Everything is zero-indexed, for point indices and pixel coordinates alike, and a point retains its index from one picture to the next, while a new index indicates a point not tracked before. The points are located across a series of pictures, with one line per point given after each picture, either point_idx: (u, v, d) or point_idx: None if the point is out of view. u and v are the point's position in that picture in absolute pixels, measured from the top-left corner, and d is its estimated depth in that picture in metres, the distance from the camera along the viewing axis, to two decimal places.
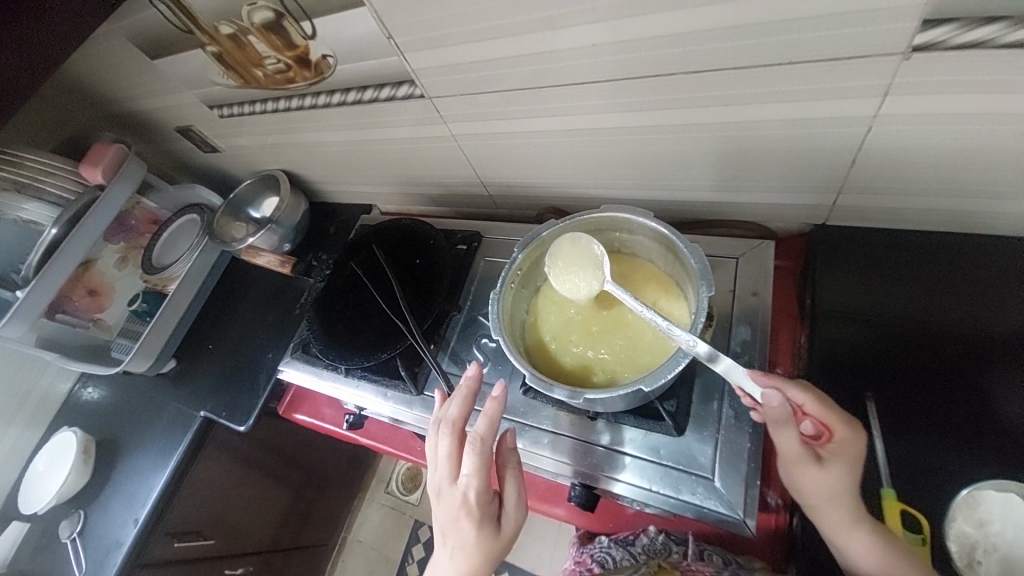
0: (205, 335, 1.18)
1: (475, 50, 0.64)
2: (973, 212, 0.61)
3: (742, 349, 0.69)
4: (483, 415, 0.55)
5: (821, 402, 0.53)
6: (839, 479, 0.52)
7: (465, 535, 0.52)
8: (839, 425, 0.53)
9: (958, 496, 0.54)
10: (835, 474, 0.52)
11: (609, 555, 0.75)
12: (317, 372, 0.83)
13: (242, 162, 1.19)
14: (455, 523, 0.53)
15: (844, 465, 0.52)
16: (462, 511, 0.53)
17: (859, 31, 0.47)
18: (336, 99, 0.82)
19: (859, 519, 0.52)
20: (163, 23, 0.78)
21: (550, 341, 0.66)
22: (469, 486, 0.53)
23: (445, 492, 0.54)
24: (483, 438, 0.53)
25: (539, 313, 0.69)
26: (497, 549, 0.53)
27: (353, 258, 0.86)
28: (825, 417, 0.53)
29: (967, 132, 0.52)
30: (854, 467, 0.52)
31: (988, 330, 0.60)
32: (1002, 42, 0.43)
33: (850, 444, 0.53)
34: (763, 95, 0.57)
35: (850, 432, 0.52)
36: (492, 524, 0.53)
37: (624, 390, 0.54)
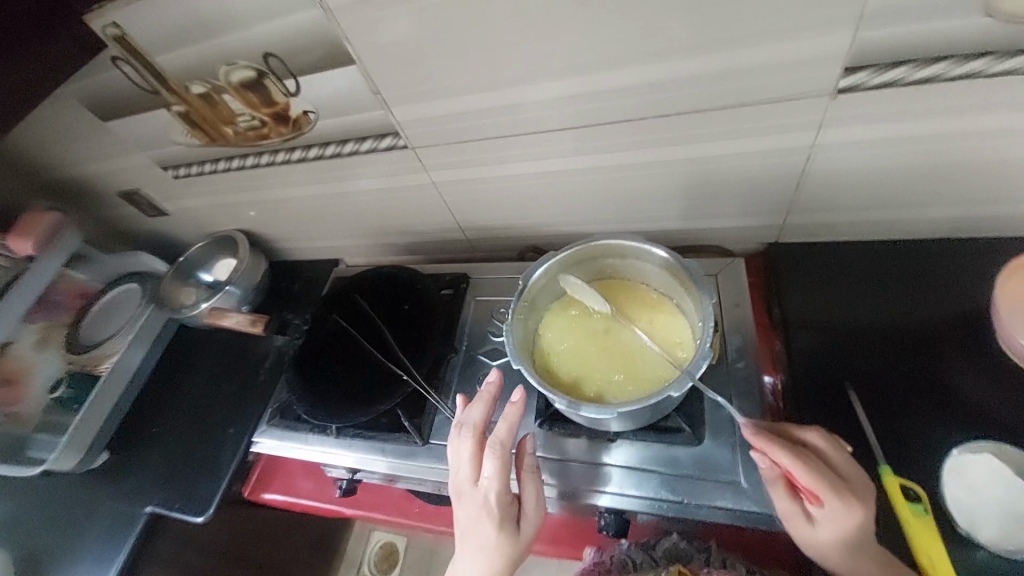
0: (148, 417, 1.03)
1: (461, 103, 0.69)
2: (888, 222, 0.73)
3: (737, 358, 0.74)
4: (503, 423, 0.58)
5: (808, 471, 0.51)
6: (834, 538, 0.52)
7: (486, 535, 0.55)
8: (822, 494, 0.51)
9: (946, 461, 0.59)
10: (828, 533, 0.52)
11: (629, 559, 0.65)
12: (301, 439, 0.76)
13: (194, 224, 1.12)
14: (476, 524, 0.55)
15: (836, 525, 0.51)
16: (482, 511, 0.55)
17: (795, 78, 0.57)
18: (313, 154, 0.82)
19: (873, 564, 0.51)
20: (127, 84, 0.76)
21: (564, 366, 0.65)
22: (490, 488, 0.55)
23: (467, 494, 0.57)
24: (503, 445, 0.57)
25: (541, 344, 0.68)
26: (516, 550, 0.55)
27: (336, 309, 0.83)
28: (812, 485, 0.51)
29: (886, 154, 0.63)
30: (856, 530, 0.51)
31: (928, 321, 0.70)
32: (910, 80, 0.54)
33: (841, 512, 0.51)
34: (722, 133, 0.66)
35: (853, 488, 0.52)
36: (512, 526, 0.56)
37: (655, 398, 0.55)
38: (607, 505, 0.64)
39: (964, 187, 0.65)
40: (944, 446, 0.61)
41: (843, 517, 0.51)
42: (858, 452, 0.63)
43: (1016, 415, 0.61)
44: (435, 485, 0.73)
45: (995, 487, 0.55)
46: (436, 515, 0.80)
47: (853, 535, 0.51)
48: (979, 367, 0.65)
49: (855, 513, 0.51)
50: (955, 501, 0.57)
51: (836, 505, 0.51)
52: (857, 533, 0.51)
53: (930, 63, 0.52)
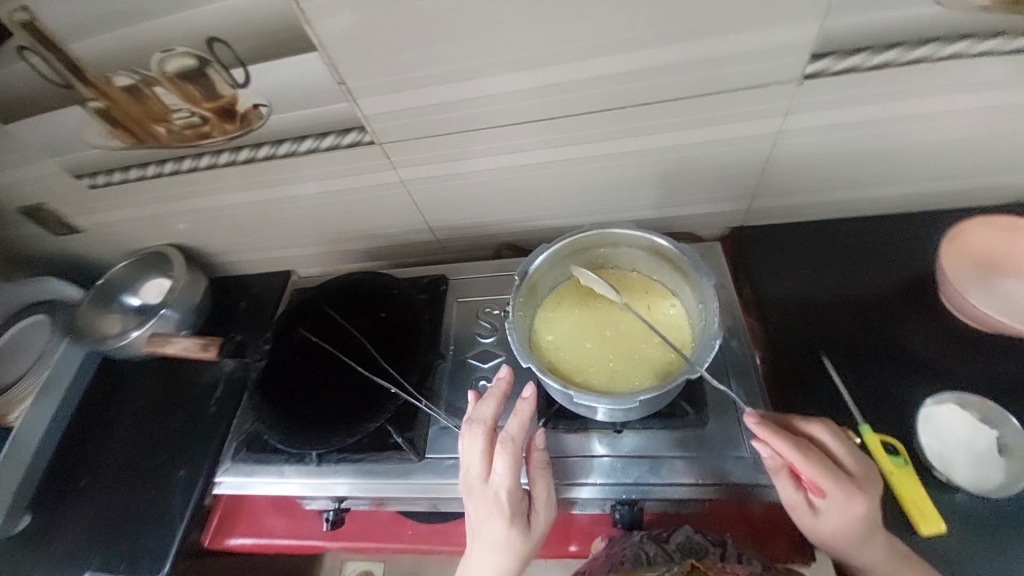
0: (70, 469, 0.87)
1: (434, 94, 0.65)
2: (835, 201, 0.80)
3: (732, 334, 0.76)
4: (515, 420, 0.56)
5: (812, 462, 0.52)
6: (837, 526, 0.53)
7: (497, 532, 0.53)
8: (825, 484, 0.52)
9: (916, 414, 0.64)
10: (830, 523, 0.53)
11: (643, 551, 0.61)
12: (279, 471, 0.69)
13: (116, 241, 0.98)
14: (486, 520, 0.53)
15: (840, 515, 0.52)
16: (494, 508, 0.53)
17: (761, 66, 0.60)
18: (263, 153, 0.74)
19: (875, 548, 0.53)
20: (31, 76, 0.66)
21: (567, 360, 0.63)
22: (502, 485, 0.54)
23: (477, 491, 0.55)
24: (516, 441, 0.55)
25: (540, 339, 0.65)
26: (527, 549, 0.54)
27: (302, 324, 0.77)
28: (815, 476, 0.52)
29: (837, 136, 0.68)
30: (859, 519, 0.52)
31: (882, 288, 0.76)
32: (866, 66, 0.60)
33: (844, 502, 0.52)
34: (697, 121, 0.67)
35: (858, 479, 0.53)
36: (523, 522, 0.54)
37: (677, 383, 0.55)
38: (626, 497, 0.62)
39: (897, 165, 0.73)
40: (914, 403, 0.66)
41: (847, 508, 0.52)
42: (838, 414, 0.67)
43: (965, 367, 0.68)
44: (432, 503, 0.68)
45: (954, 432, 0.61)
46: (431, 535, 0.75)
47: (857, 523, 0.52)
48: (928, 327, 0.71)
49: (859, 503, 0.52)
50: (931, 451, 0.61)
51: (839, 496, 0.52)
52: (861, 522, 0.52)
53: (884, 50, 0.58)
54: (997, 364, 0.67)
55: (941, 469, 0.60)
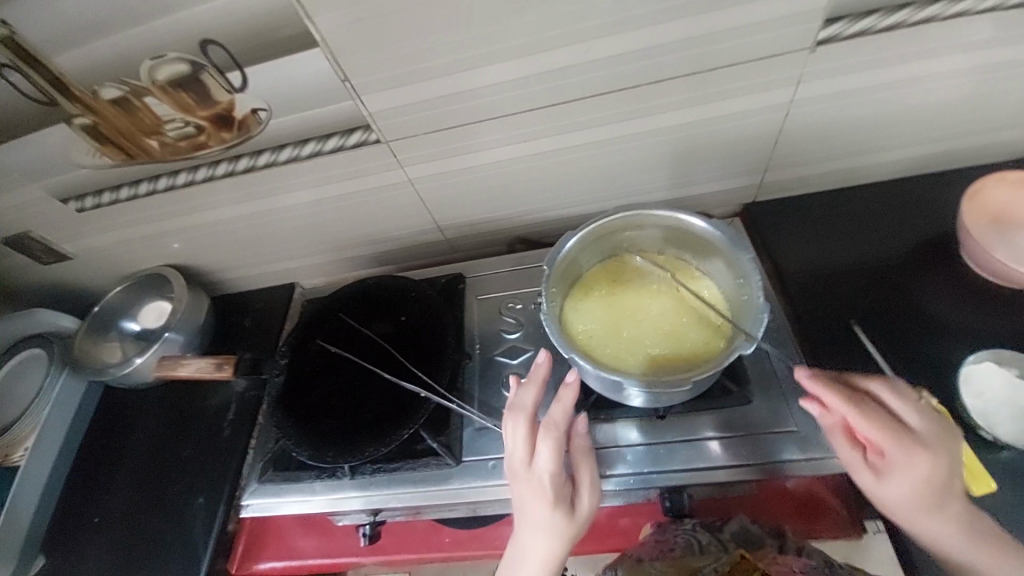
0: (85, 506, 0.83)
1: (441, 85, 0.62)
2: (847, 169, 0.80)
3: None
4: (558, 406, 0.54)
5: (868, 416, 0.50)
6: (902, 487, 0.50)
7: (541, 515, 0.52)
8: (884, 440, 0.50)
9: (959, 373, 0.64)
10: (894, 483, 0.51)
11: (695, 539, 0.60)
12: (309, 489, 0.67)
13: (109, 266, 0.94)
14: (530, 503, 0.52)
15: (903, 474, 0.50)
16: (537, 493, 0.52)
17: (779, 33, 0.58)
18: (263, 161, 0.71)
19: (942, 510, 0.50)
20: (14, 94, 0.63)
21: (605, 348, 0.61)
22: (545, 471, 0.52)
23: (520, 474, 0.54)
24: (559, 427, 0.53)
25: (574, 330, 0.63)
26: (572, 531, 0.53)
27: (319, 335, 0.75)
28: (871, 431, 0.50)
29: (850, 102, 0.68)
30: (926, 479, 0.49)
31: (905, 251, 0.75)
32: (877, 29, 0.59)
33: (907, 460, 0.49)
34: (712, 96, 0.65)
35: (929, 438, 0.50)
36: (567, 507, 0.53)
37: (730, 358, 0.54)
38: (670, 484, 0.62)
39: (908, 127, 0.72)
40: (949, 363, 0.66)
41: (913, 467, 0.49)
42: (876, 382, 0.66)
43: (994, 324, 0.68)
44: (470, 508, 0.66)
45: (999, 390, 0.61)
46: (470, 541, 0.74)
47: (924, 484, 0.49)
48: (953, 285, 0.71)
49: (927, 463, 0.49)
50: (976, 410, 0.61)
51: (903, 454, 0.49)
52: (930, 482, 0.49)
53: (896, 10, 0.59)
54: None
55: (988, 428, 0.59)
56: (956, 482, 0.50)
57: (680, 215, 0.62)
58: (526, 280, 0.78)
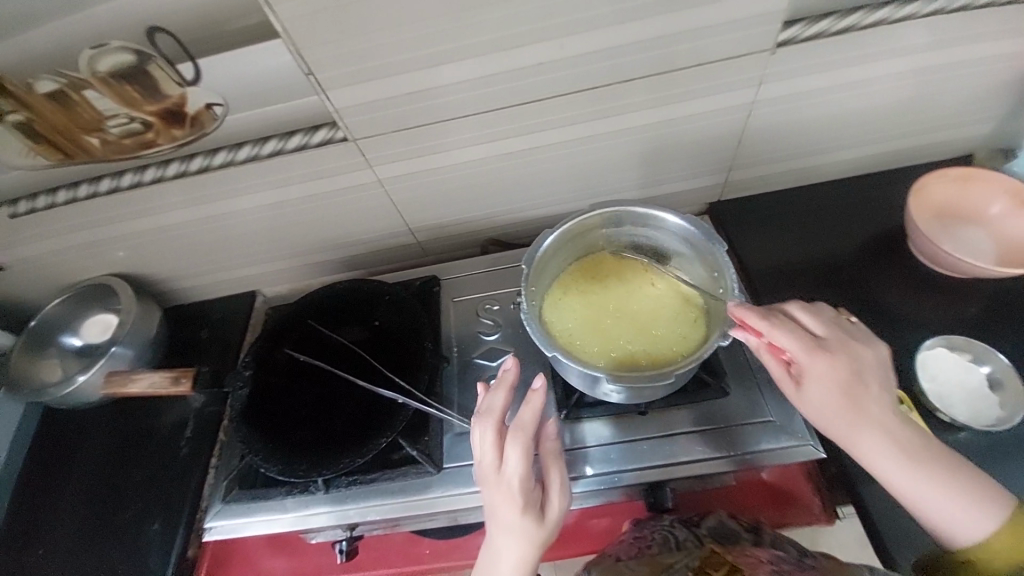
0: (22, 541, 0.75)
1: (411, 81, 0.60)
2: (807, 167, 0.83)
3: None
4: (527, 409, 0.53)
5: (783, 328, 0.52)
6: (827, 395, 0.51)
7: (511, 522, 0.51)
8: (800, 348, 0.51)
9: (917, 359, 0.67)
10: (818, 391, 0.51)
11: (672, 535, 0.60)
12: (277, 507, 0.63)
13: (45, 276, 0.86)
14: (499, 509, 0.51)
15: (822, 379, 0.51)
16: (507, 500, 0.51)
17: (744, 34, 0.60)
18: (219, 160, 0.67)
19: (868, 415, 0.51)
20: None
21: (587, 344, 0.61)
22: (515, 477, 0.51)
23: (488, 481, 0.52)
24: (527, 431, 0.52)
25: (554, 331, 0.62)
26: (542, 536, 0.52)
27: (285, 342, 0.71)
28: (789, 342, 0.51)
29: (809, 102, 0.70)
30: (844, 381, 0.50)
31: (862, 244, 0.79)
32: (833, 30, 0.62)
33: (823, 363, 0.51)
34: (681, 95, 0.67)
35: (833, 342, 0.52)
36: (537, 512, 0.52)
37: (710, 350, 0.54)
38: (652, 480, 0.62)
39: (861, 127, 0.76)
40: (907, 349, 0.69)
41: (823, 369, 0.51)
42: None
43: (944, 311, 0.72)
44: (451, 517, 0.64)
45: (952, 374, 0.65)
46: (450, 551, 0.71)
47: (840, 385, 0.50)
48: (906, 276, 0.75)
49: (836, 361, 0.51)
50: (934, 394, 0.64)
51: (811, 357, 0.51)
52: (846, 384, 0.50)
53: (850, 13, 0.62)
54: (971, 306, 0.72)
55: (945, 411, 0.63)
56: (874, 384, 0.51)
57: (658, 212, 0.63)
58: (502, 281, 0.77)
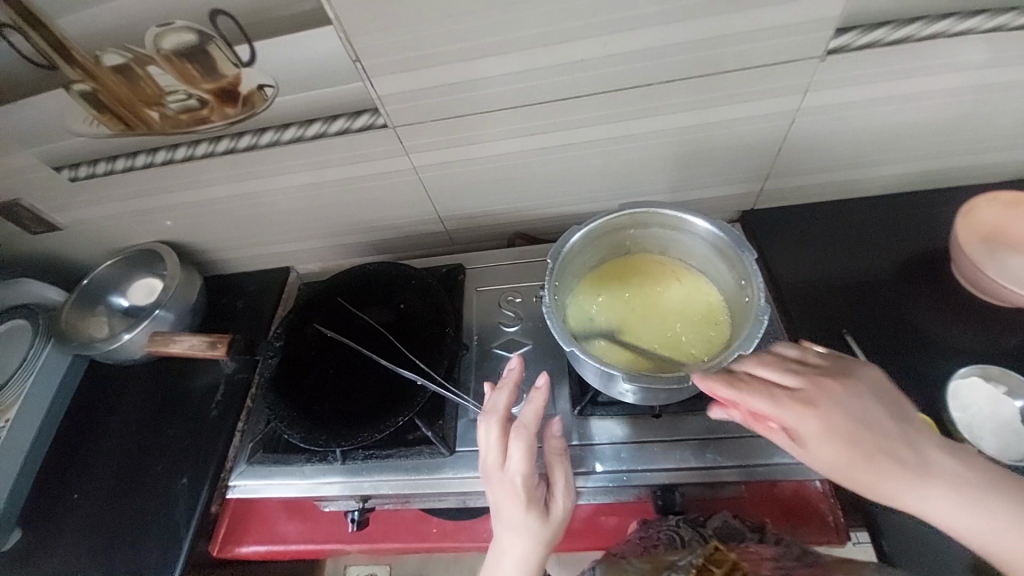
0: (64, 482, 0.81)
1: (452, 71, 0.62)
2: (847, 180, 0.81)
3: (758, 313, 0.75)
4: (530, 406, 0.55)
5: (754, 395, 0.49)
6: (840, 454, 0.47)
7: (515, 518, 0.52)
8: (779, 413, 0.48)
9: (947, 386, 0.65)
10: (828, 453, 0.47)
11: (678, 535, 0.60)
12: (296, 473, 0.67)
13: (99, 239, 0.92)
14: (504, 506, 0.53)
15: (823, 440, 0.47)
16: (510, 495, 0.52)
17: (793, 40, 0.59)
18: (266, 140, 0.70)
19: (884, 461, 0.46)
20: (10, 55, 0.61)
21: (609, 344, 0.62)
22: (517, 473, 0.52)
23: (493, 478, 0.54)
24: (529, 428, 0.53)
25: (585, 330, 0.63)
26: (547, 533, 0.53)
27: (314, 318, 0.74)
28: (766, 408, 0.48)
29: (854, 114, 0.69)
30: (842, 431, 0.47)
31: (899, 264, 0.77)
32: (889, 41, 0.60)
33: (815, 419, 0.47)
34: (720, 99, 0.66)
35: (811, 391, 0.48)
36: (541, 509, 0.53)
37: (729, 361, 0.54)
38: (661, 482, 0.62)
39: (908, 142, 0.74)
40: (938, 374, 0.67)
41: (813, 428, 0.47)
42: None
43: (982, 339, 0.69)
44: (460, 499, 0.66)
45: (985, 405, 0.62)
46: (457, 532, 0.73)
47: (838, 440, 0.47)
48: (943, 300, 0.73)
49: (818, 413, 0.47)
50: (962, 423, 0.62)
51: (795, 415, 0.47)
52: (848, 434, 0.47)
53: (907, 23, 0.59)
54: (1013, 335, 0.69)
55: (973, 441, 0.61)
56: (869, 420, 0.47)
57: (687, 216, 0.62)
58: (526, 274, 0.78)
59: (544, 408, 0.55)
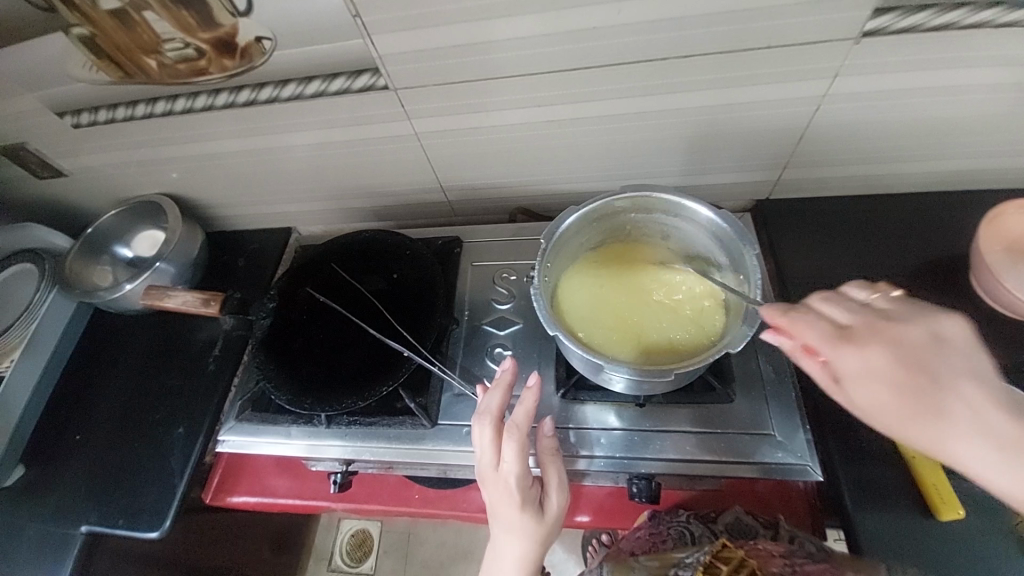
0: (69, 421, 0.84)
1: (458, 33, 0.58)
2: (869, 176, 0.77)
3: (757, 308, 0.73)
4: (521, 406, 0.55)
5: (801, 321, 0.46)
6: (879, 398, 0.43)
7: (510, 518, 0.53)
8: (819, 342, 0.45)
9: None
10: (872, 394, 0.43)
11: (688, 531, 0.65)
12: (283, 434, 0.68)
13: (105, 187, 0.92)
14: (499, 505, 0.53)
15: (868, 377, 0.43)
16: (504, 494, 0.53)
17: (824, 18, 0.54)
18: (265, 96, 0.68)
19: (934, 408, 0.41)
20: None
21: (597, 330, 0.60)
22: (511, 472, 0.53)
23: (489, 477, 0.54)
24: (521, 429, 0.54)
25: (568, 303, 0.62)
26: (542, 532, 0.53)
27: (308, 282, 0.74)
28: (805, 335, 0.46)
29: (883, 105, 0.64)
30: (891, 368, 0.42)
31: (913, 267, 0.73)
32: (930, 26, 0.55)
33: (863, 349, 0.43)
34: (741, 79, 0.62)
35: (870, 327, 0.45)
36: (535, 507, 0.54)
37: (714, 356, 0.52)
38: (640, 470, 0.61)
39: (941, 138, 0.69)
40: None
41: (860, 364, 0.43)
42: None
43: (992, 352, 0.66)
44: (441, 470, 0.67)
45: None
46: (438, 500, 0.75)
47: (888, 378, 0.42)
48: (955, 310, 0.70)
49: (871, 349, 0.43)
50: None
51: (835, 347, 0.44)
52: (895, 371, 0.42)
53: (953, 7, 0.53)
54: None
55: None
56: (932, 367, 0.42)
57: (690, 203, 0.60)
58: (525, 250, 0.77)
59: (536, 408, 0.56)
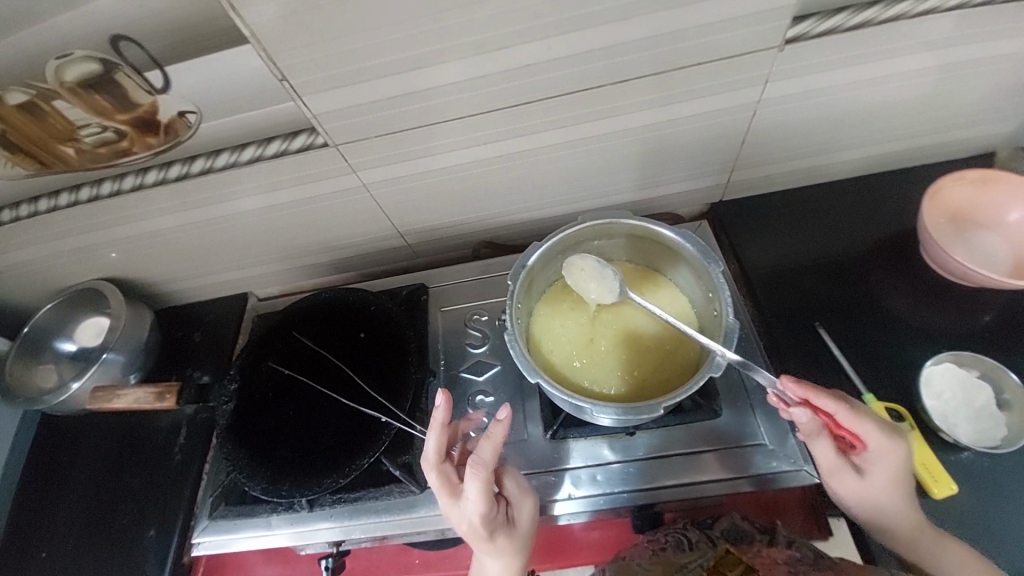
0: (23, 544, 0.76)
1: (393, 84, 0.57)
2: (811, 168, 0.79)
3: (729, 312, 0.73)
4: (489, 441, 0.51)
5: (850, 411, 0.52)
6: (885, 484, 0.54)
7: (484, 544, 0.54)
8: (868, 436, 0.53)
9: (922, 371, 0.64)
10: (878, 481, 0.54)
11: (685, 537, 0.60)
12: (263, 526, 0.64)
13: (37, 281, 0.85)
14: (471, 536, 0.53)
15: (883, 469, 0.53)
16: (469, 527, 0.53)
17: (748, 31, 0.56)
18: (198, 167, 0.65)
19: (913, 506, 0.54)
20: None
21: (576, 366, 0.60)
22: (475, 509, 0.51)
23: (452, 509, 0.53)
24: (488, 464, 0.51)
25: (539, 330, 0.63)
26: (518, 543, 0.55)
27: (270, 355, 0.71)
28: (857, 430, 0.53)
29: (814, 102, 0.67)
30: (901, 467, 0.53)
31: (867, 248, 0.76)
32: (844, 28, 0.57)
33: (885, 451, 0.53)
34: (679, 95, 0.63)
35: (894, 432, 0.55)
36: (507, 527, 0.54)
37: (697, 385, 0.52)
38: (640, 501, 0.60)
39: (871, 126, 0.72)
40: (912, 362, 0.66)
41: (890, 457, 0.53)
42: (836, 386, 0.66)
43: (952, 319, 0.69)
44: (439, 533, 0.63)
45: (956, 390, 0.62)
46: (441, 561, 0.71)
47: (903, 475, 0.53)
48: (912, 284, 0.72)
49: (900, 448, 0.53)
50: (937, 411, 0.62)
51: (890, 444, 0.53)
52: (903, 472, 0.53)
53: (865, 7, 0.57)
54: (981, 314, 0.69)
55: (950, 432, 0.60)
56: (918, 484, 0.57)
57: (650, 224, 0.60)
58: (492, 288, 0.75)
59: (504, 440, 0.51)
